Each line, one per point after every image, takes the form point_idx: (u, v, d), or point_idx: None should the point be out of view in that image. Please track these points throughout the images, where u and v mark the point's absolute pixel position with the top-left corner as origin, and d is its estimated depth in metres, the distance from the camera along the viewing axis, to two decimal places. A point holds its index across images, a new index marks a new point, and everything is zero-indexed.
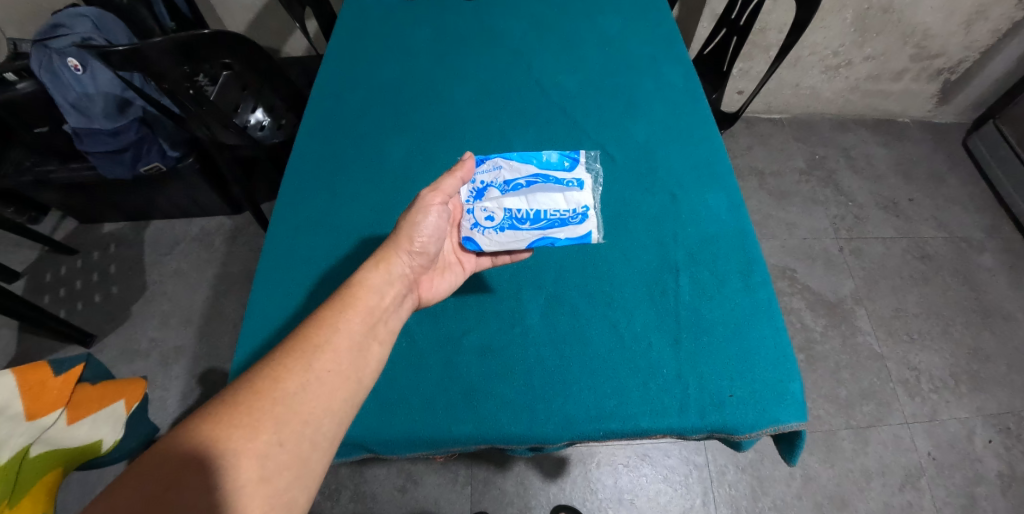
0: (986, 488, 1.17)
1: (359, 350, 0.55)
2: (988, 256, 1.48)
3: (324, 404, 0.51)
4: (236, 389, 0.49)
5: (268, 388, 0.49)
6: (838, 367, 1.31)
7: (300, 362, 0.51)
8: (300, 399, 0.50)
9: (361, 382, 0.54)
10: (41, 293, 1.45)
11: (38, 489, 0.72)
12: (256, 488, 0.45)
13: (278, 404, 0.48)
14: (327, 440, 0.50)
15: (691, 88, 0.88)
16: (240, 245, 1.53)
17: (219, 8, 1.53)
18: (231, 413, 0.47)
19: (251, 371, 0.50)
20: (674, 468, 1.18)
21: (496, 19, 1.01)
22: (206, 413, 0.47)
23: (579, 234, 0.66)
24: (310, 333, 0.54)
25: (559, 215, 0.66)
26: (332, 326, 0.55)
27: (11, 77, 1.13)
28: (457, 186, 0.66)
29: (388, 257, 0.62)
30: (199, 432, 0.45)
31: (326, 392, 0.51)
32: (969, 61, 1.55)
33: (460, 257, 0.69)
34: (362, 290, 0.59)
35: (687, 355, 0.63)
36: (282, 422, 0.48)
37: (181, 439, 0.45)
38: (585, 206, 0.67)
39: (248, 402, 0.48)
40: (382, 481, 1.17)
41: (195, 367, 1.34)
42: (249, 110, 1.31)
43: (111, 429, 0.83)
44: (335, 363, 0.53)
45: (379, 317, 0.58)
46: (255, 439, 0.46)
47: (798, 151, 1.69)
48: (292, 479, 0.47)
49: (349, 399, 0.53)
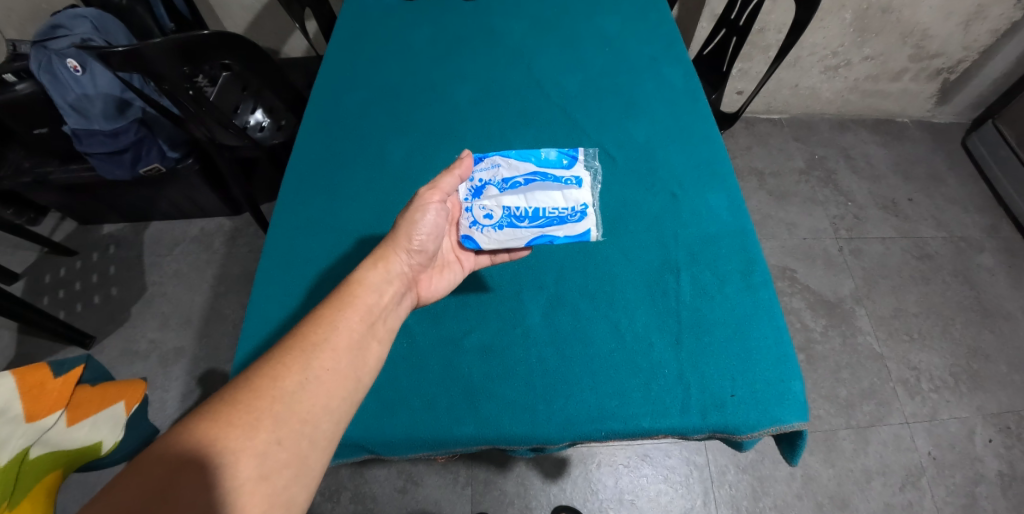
0: (987, 488, 1.17)
1: (358, 349, 0.55)
2: (987, 256, 1.48)
3: (323, 403, 0.51)
4: (235, 389, 0.49)
5: (266, 386, 0.49)
6: (838, 367, 1.31)
7: (298, 361, 0.51)
8: (298, 398, 0.49)
9: (360, 381, 0.54)
10: (41, 294, 1.45)
11: (38, 491, 0.71)
12: (256, 486, 0.45)
13: (277, 403, 0.48)
14: (326, 439, 0.50)
15: (692, 87, 0.88)
16: (240, 246, 1.53)
17: (219, 9, 1.53)
18: (229, 412, 0.47)
19: (249, 371, 0.50)
20: (674, 468, 1.18)
21: (496, 20, 1.01)
22: (205, 412, 0.47)
23: (578, 233, 0.66)
24: (308, 332, 0.54)
25: (558, 213, 0.66)
26: (331, 325, 0.55)
27: (11, 78, 1.13)
28: (455, 185, 0.66)
29: (386, 257, 0.62)
30: (197, 430, 0.45)
31: (326, 391, 0.51)
32: (968, 61, 1.56)
33: (460, 255, 0.69)
34: (361, 289, 0.59)
35: (688, 355, 0.63)
36: (280, 421, 0.48)
37: (179, 439, 0.45)
38: (584, 204, 0.67)
39: (248, 402, 0.48)
40: (382, 483, 1.17)
41: (195, 368, 1.34)
42: (249, 111, 1.31)
43: (110, 431, 0.83)
44: (333, 361, 0.53)
45: (378, 316, 0.58)
46: (254, 438, 0.46)
47: (798, 151, 1.70)
48: (291, 477, 0.47)
49: (348, 398, 0.53)
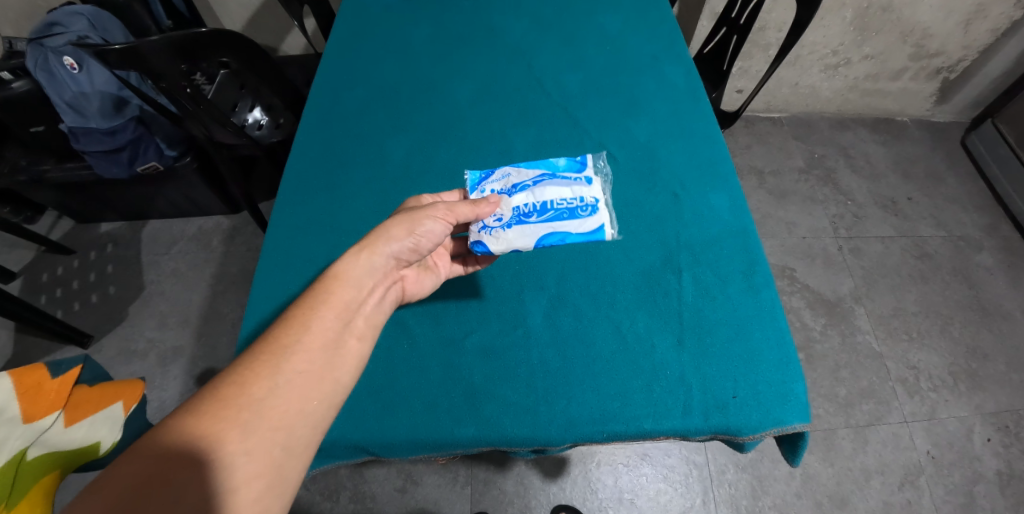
0: (985, 486, 1.17)
1: (333, 348, 0.53)
2: (985, 255, 1.49)
3: (296, 407, 0.50)
4: (200, 399, 0.47)
5: (233, 395, 0.48)
6: (838, 367, 1.31)
7: (268, 366, 0.50)
8: (268, 404, 0.48)
9: (338, 381, 0.53)
10: (37, 293, 1.44)
11: (36, 491, 0.70)
12: (228, 497, 0.45)
13: (245, 411, 0.47)
14: (302, 445, 0.49)
15: (693, 87, 0.87)
16: (238, 245, 1.52)
17: (217, 8, 1.52)
18: (194, 425, 0.46)
19: (218, 379, 0.49)
20: (673, 467, 1.18)
21: (495, 18, 1.00)
22: (169, 427, 0.45)
23: (590, 228, 0.65)
24: (279, 334, 0.52)
25: (567, 205, 0.65)
26: (303, 325, 0.53)
27: (6, 76, 1.11)
28: (469, 217, 0.64)
29: (374, 244, 0.59)
30: (165, 439, 0.44)
31: (298, 394, 0.50)
32: (968, 60, 1.55)
33: (437, 261, 0.69)
34: (338, 284, 0.56)
35: (691, 356, 0.63)
36: (249, 430, 0.47)
37: (141, 454, 0.44)
38: (595, 199, 0.66)
39: (213, 412, 0.46)
40: (382, 482, 1.16)
41: (194, 368, 1.33)
42: (247, 110, 1.28)
43: (109, 431, 0.80)
44: (306, 363, 0.51)
45: (355, 312, 0.57)
46: (227, 447, 0.45)
47: (798, 150, 1.69)
48: (265, 489, 0.46)
49: (324, 400, 0.52)
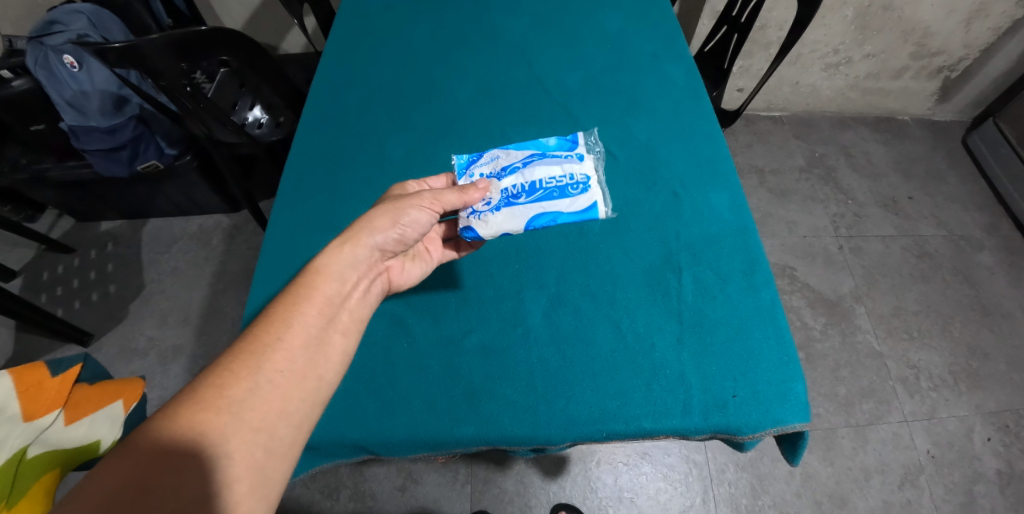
0: (984, 486, 1.17)
1: (316, 345, 0.53)
2: (986, 254, 1.48)
3: (278, 407, 0.49)
4: (177, 404, 0.47)
5: (211, 397, 0.47)
6: (838, 366, 1.31)
7: (248, 366, 0.50)
8: (248, 405, 0.48)
9: (322, 378, 0.53)
10: (37, 292, 1.44)
11: (36, 490, 0.70)
12: (210, 502, 0.44)
13: (224, 414, 0.47)
14: (285, 445, 0.49)
15: (693, 85, 0.87)
16: (238, 243, 1.52)
17: (217, 6, 1.52)
18: (172, 430, 0.45)
19: (196, 382, 0.49)
20: (673, 466, 1.18)
21: (496, 17, 1.00)
22: (146, 433, 0.45)
23: (581, 206, 0.65)
24: (260, 332, 0.52)
25: (557, 183, 0.65)
26: (284, 323, 0.53)
27: (6, 74, 1.11)
28: (456, 203, 0.63)
29: (358, 235, 0.59)
30: (141, 446, 0.44)
31: (280, 394, 0.50)
32: (969, 59, 1.55)
33: (428, 246, 0.69)
34: (321, 279, 0.56)
35: (691, 355, 0.63)
36: (229, 432, 0.46)
37: (118, 462, 0.43)
38: (586, 176, 0.66)
39: (192, 415, 0.46)
40: (382, 481, 1.17)
41: (194, 366, 1.33)
42: (247, 108, 1.27)
43: (109, 429, 0.80)
44: (288, 362, 0.51)
45: (338, 307, 0.57)
46: (206, 451, 0.45)
47: (798, 149, 1.69)
48: (248, 491, 0.46)
49: (308, 398, 0.52)
